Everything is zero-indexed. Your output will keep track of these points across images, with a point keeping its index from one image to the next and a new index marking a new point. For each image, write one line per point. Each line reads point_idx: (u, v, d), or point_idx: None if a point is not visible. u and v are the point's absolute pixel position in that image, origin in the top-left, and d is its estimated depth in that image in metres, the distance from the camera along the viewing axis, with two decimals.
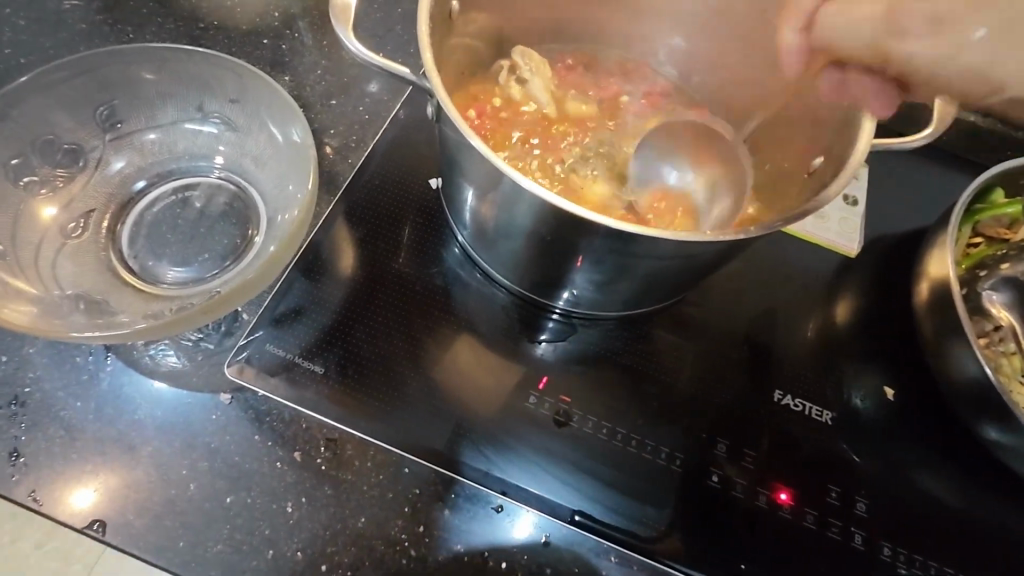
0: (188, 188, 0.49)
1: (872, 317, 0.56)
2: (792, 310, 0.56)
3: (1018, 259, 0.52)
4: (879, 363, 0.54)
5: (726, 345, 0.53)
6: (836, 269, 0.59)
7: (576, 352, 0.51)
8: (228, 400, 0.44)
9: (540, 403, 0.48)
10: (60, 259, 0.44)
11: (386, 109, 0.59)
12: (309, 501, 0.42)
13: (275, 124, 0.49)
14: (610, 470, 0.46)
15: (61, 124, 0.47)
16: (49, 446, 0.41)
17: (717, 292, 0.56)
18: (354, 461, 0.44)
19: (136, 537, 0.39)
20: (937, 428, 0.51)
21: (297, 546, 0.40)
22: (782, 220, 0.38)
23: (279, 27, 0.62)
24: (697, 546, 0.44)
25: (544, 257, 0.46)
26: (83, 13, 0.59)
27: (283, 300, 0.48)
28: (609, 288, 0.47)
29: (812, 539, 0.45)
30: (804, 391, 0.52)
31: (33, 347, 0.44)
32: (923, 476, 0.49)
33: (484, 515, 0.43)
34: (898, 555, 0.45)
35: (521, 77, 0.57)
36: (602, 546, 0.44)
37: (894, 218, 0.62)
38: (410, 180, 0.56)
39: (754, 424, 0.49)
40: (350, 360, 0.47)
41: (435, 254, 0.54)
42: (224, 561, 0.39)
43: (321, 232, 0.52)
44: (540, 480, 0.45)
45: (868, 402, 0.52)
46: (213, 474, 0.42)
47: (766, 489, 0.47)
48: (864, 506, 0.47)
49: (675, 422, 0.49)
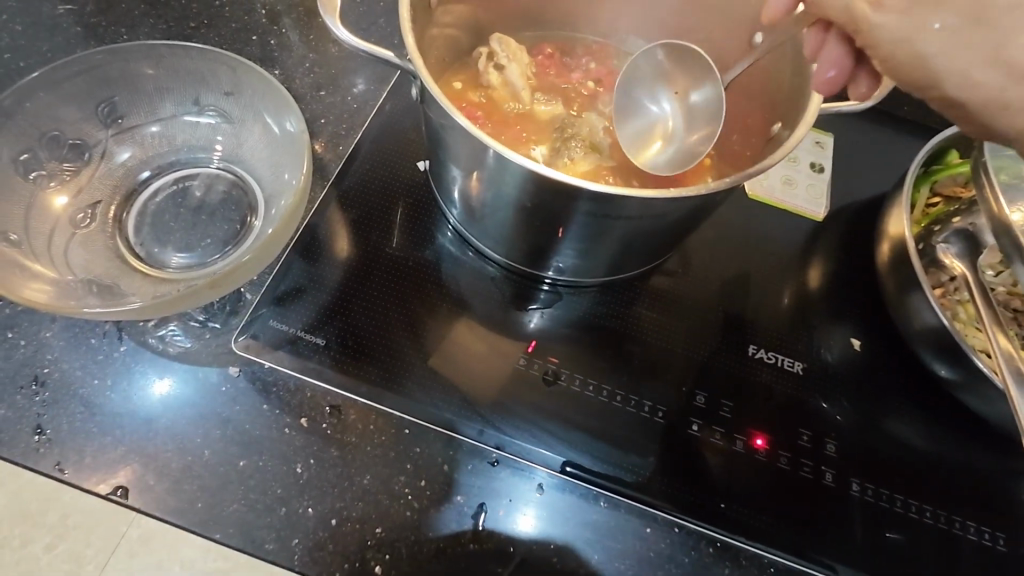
0: (188, 178, 0.52)
1: (841, 277, 0.60)
2: (765, 273, 0.59)
3: (969, 212, 0.56)
4: (847, 318, 0.58)
5: (703, 307, 0.56)
6: (808, 232, 0.62)
7: (563, 318, 0.54)
8: (237, 372, 0.47)
9: (530, 365, 0.51)
10: (72, 247, 0.47)
11: (375, 98, 0.62)
12: (318, 461, 0.45)
13: (269, 114, 0.52)
14: (596, 423, 0.49)
15: (65, 119, 0.50)
16: (71, 421, 0.44)
17: (694, 259, 0.59)
18: (358, 425, 0.47)
19: (158, 500, 0.42)
20: (902, 376, 0.55)
21: (308, 503, 0.43)
22: (742, 175, 0.41)
23: (266, 24, 0.64)
24: (680, 490, 0.47)
25: (528, 228, 0.49)
26: (78, 17, 0.61)
27: (283, 280, 0.51)
28: (590, 254, 0.50)
29: (786, 479, 0.49)
30: (777, 346, 0.55)
31: (50, 330, 0.47)
32: (888, 418, 0.53)
33: (482, 470, 0.46)
34: (866, 490, 0.49)
35: (498, 63, 0.59)
36: (592, 493, 0.47)
37: (860, 184, 0.65)
38: (399, 165, 0.59)
39: (730, 377, 0.53)
40: (350, 333, 0.50)
41: (426, 233, 0.57)
42: (241, 519, 0.42)
43: (317, 216, 0.55)
44: (532, 434, 0.48)
45: (837, 354, 0.55)
46: (226, 441, 0.45)
47: (743, 435, 0.50)
48: (835, 447, 0.51)
49: (658, 378, 0.52)
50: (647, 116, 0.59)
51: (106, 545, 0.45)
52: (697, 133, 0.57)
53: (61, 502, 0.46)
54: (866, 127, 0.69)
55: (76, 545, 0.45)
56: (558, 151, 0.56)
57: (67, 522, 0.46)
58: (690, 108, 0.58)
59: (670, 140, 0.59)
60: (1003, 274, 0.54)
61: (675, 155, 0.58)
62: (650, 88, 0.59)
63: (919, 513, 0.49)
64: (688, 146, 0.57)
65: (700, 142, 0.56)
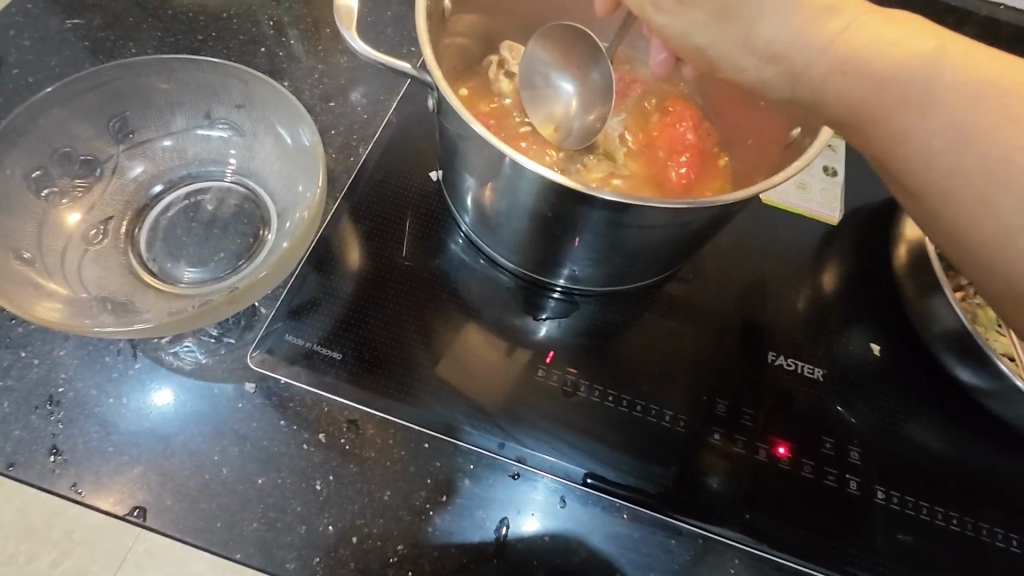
0: (200, 192, 0.51)
1: (857, 281, 0.59)
2: (781, 279, 0.59)
3: None
4: (865, 323, 0.57)
5: (720, 314, 0.56)
6: (822, 236, 0.62)
7: (579, 327, 0.54)
8: (253, 388, 0.47)
9: (548, 375, 0.51)
10: (85, 264, 0.46)
11: (384, 108, 0.62)
12: (337, 478, 0.44)
13: (281, 127, 0.52)
14: (616, 434, 0.49)
15: (77, 136, 0.49)
16: (86, 441, 0.43)
17: (709, 265, 0.59)
18: (377, 440, 0.46)
19: (175, 520, 0.42)
20: (923, 381, 0.54)
21: (328, 521, 0.43)
22: (765, 181, 0.40)
23: (274, 35, 0.64)
24: (702, 501, 0.47)
25: (544, 236, 0.49)
26: (85, 32, 0.61)
27: (297, 293, 0.51)
28: (608, 263, 0.50)
29: (810, 488, 0.48)
30: (796, 352, 0.55)
31: (63, 349, 0.46)
32: (909, 424, 0.52)
33: (503, 483, 0.46)
34: (891, 497, 0.48)
35: (510, 71, 0.59)
36: (614, 505, 0.46)
37: (873, 187, 0.65)
38: (411, 175, 0.59)
39: (749, 385, 0.52)
40: (366, 347, 0.49)
41: (439, 244, 0.56)
42: (260, 538, 0.42)
43: (330, 228, 0.54)
44: (552, 446, 0.47)
45: (857, 360, 0.55)
46: (244, 458, 0.44)
47: (765, 444, 0.49)
48: (858, 455, 0.50)
49: (677, 386, 0.52)
50: (552, 92, 0.57)
51: (111, 562, 0.45)
52: (592, 108, 0.57)
53: (67, 517, 0.45)
54: None
55: (82, 560, 0.45)
56: (571, 158, 0.56)
57: (72, 538, 0.45)
58: (591, 85, 0.57)
59: (567, 122, 0.57)
60: None
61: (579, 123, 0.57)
62: (550, 76, 0.57)
63: (945, 520, 0.48)
64: (585, 121, 0.57)
65: (598, 119, 0.56)
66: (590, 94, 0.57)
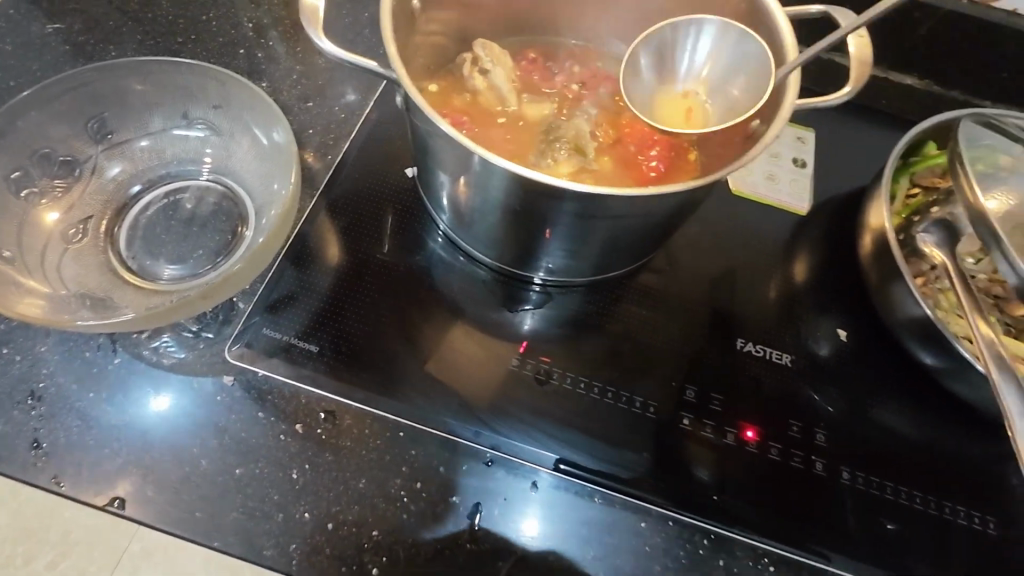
0: (178, 191, 0.52)
1: (826, 270, 0.61)
2: (752, 268, 0.60)
3: (946, 202, 0.57)
4: (833, 309, 0.59)
5: (691, 302, 0.57)
6: (792, 226, 0.63)
7: (553, 317, 0.55)
8: (231, 381, 0.48)
9: (522, 364, 0.52)
10: (65, 262, 0.47)
11: (361, 107, 0.63)
12: (313, 467, 0.45)
13: (257, 127, 0.53)
14: (588, 420, 0.50)
15: (57, 137, 0.50)
16: (67, 435, 0.44)
17: (681, 256, 0.60)
18: (353, 429, 0.47)
19: (155, 510, 0.43)
20: (888, 365, 0.56)
21: (304, 508, 0.44)
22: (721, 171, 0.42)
23: (253, 37, 0.65)
24: (673, 485, 0.48)
25: (516, 229, 0.50)
26: (66, 36, 0.62)
27: (274, 289, 0.52)
28: (579, 254, 0.51)
29: (778, 470, 0.49)
30: (764, 338, 0.56)
31: (44, 345, 0.47)
32: (875, 406, 0.53)
33: (477, 470, 0.47)
34: (856, 477, 0.49)
35: (484, 68, 0.59)
36: (585, 490, 0.47)
37: (842, 178, 0.66)
38: (387, 173, 0.60)
39: (719, 371, 0.53)
40: (342, 339, 0.50)
41: (415, 238, 0.57)
42: (239, 526, 0.43)
43: (307, 225, 0.55)
44: (524, 432, 0.48)
45: (824, 345, 0.56)
46: (223, 449, 0.45)
47: (734, 428, 0.50)
48: (825, 437, 0.51)
49: (648, 373, 0.53)
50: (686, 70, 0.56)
51: (107, 562, 0.51)
52: (745, 77, 0.52)
53: (63, 519, 0.51)
54: (845, 122, 0.70)
55: (79, 561, 0.51)
56: (542, 152, 0.56)
57: (68, 538, 0.51)
58: (745, 61, 0.52)
59: (731, 97, 0.54)
60: (984, 262, 0.54)
61: (728, 100, 0.54)
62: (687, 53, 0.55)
63: (910, 499, 0.49)
64: (730, 97, 0.54)
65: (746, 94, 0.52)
66: (738, 67, 0.53)
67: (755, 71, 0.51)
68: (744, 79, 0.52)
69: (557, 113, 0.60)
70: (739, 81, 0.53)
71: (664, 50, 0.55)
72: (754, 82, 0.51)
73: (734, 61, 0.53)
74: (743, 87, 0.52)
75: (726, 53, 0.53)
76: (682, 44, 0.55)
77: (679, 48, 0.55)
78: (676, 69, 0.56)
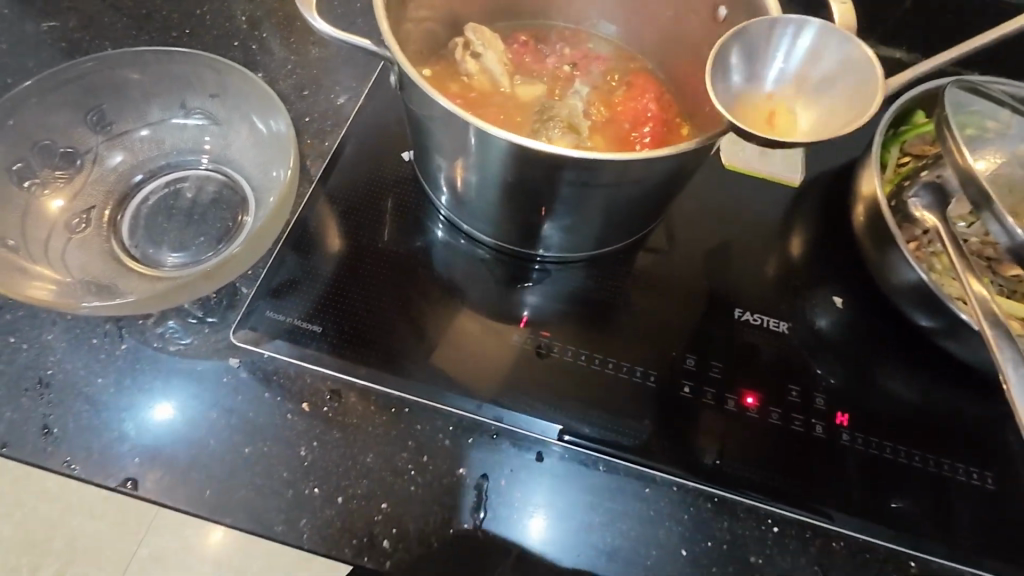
0: (179, 180, 0.53)
1: (820, 240, 0.62)
2: (747, 240, 0.61)
3: (935, 165, 0.57)
4: (827, 278, 0.59)
5: (688, 274, 0.58)
6: (786, 198, 0.64)
7: (552, 293, 0.56)
8: (237, 363, 0.48)
9: (523, 339, 0.52)
10: (69, 250, 0.48)
11: (357, 94, 0.64)
12: (320, 444, 0.46)
13: (255, 115, 0.53)
14: (589, 391, 0.50)
15: (57, 129, 0.51)
16: (77, 419, 0.45)
17: (677, 230, 0.61)
18: (359, 406, 0.48)
19: (166, 489, 0.43)
20: (883, 330, 0.57)
21: (313, 484, 0.45)
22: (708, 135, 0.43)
23: (247, 30, 0.66)
24: (675, 451, 0.48)
25: (513, 205, 0.51)
26: (61, 33, 0.63)
27: (277, 273, 0.52)
28: (576, 228, 0.52)
29: (778, 434, 0.50)
30: (761, 308, 0.57)
31: (51, 333, 0.48)
32: (872, 370, 0.54)
33: (482, 442, 0.48)
34: (855, 439, 0.50)
35: (476, 52, 0.60)
36: (589, 458, 0.48)
37: (833, 151, 0.67)
38: (383, 158, 0.61)
39: (718, 340, 0.54)
40: (345, 320, 0.51)
41: (413, 220, 0.58)
42: (249, 502, 0.44)
43: (307, 210, 0.56)
44: (527, 404, 0.49)
45: (820, 312, 0.57)
46: (231, 429, 0.46)
47: (734, 394, 0.51)
48: (824, 401, 0.52)
49: (647, 345, 0.53)
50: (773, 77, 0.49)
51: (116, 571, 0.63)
52: (842, 90, 0.48)
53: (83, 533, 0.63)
54: None
55: None
56: (537, 132, 0.56)
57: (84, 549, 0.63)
58: (848, 66, 0.48)
59: (825, 106, 0.49)
60: (976, 225, 0.55)
61: (822, 115, 0.49)
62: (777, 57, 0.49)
63: (908, 458, 0.50)
64: (826, 106, 0.49)
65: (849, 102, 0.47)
66: (839, 76, 0.48)
67: (859, 81, 0.47)
68: (848, 86, 0.48)
69: (550, 93, 0.61)
70: (832, 87, 0.49)
71: (755, 52, 0.48)
72: (853, 88, 0.47)
73: (831, 69, 0.48)
74: (838, 95, 0.48)
75: (826, 59, 0.48)
76: (775, 48, 0.49)
77: (770, 50, 0.49)
78: (765, 71, 0.49)
